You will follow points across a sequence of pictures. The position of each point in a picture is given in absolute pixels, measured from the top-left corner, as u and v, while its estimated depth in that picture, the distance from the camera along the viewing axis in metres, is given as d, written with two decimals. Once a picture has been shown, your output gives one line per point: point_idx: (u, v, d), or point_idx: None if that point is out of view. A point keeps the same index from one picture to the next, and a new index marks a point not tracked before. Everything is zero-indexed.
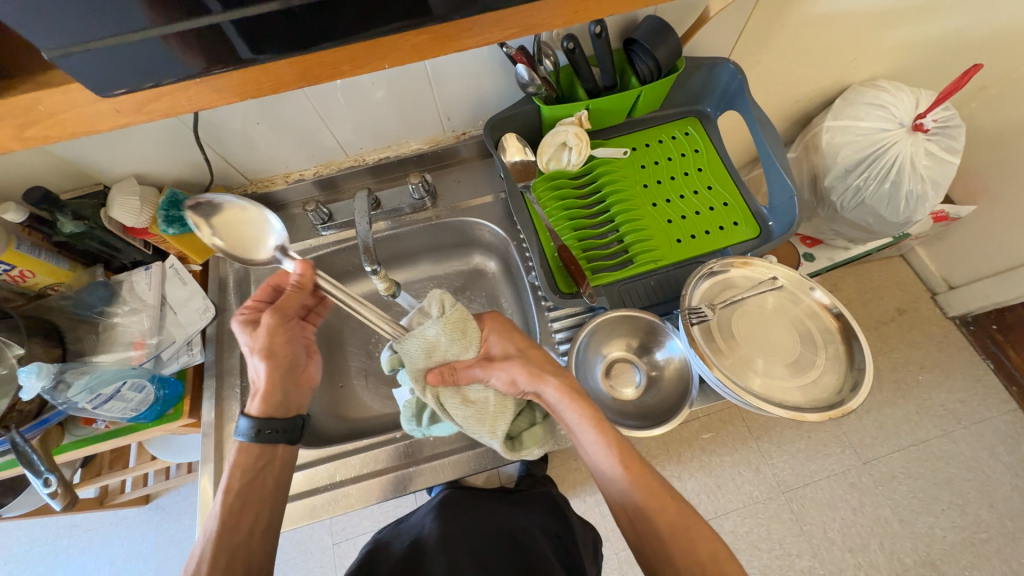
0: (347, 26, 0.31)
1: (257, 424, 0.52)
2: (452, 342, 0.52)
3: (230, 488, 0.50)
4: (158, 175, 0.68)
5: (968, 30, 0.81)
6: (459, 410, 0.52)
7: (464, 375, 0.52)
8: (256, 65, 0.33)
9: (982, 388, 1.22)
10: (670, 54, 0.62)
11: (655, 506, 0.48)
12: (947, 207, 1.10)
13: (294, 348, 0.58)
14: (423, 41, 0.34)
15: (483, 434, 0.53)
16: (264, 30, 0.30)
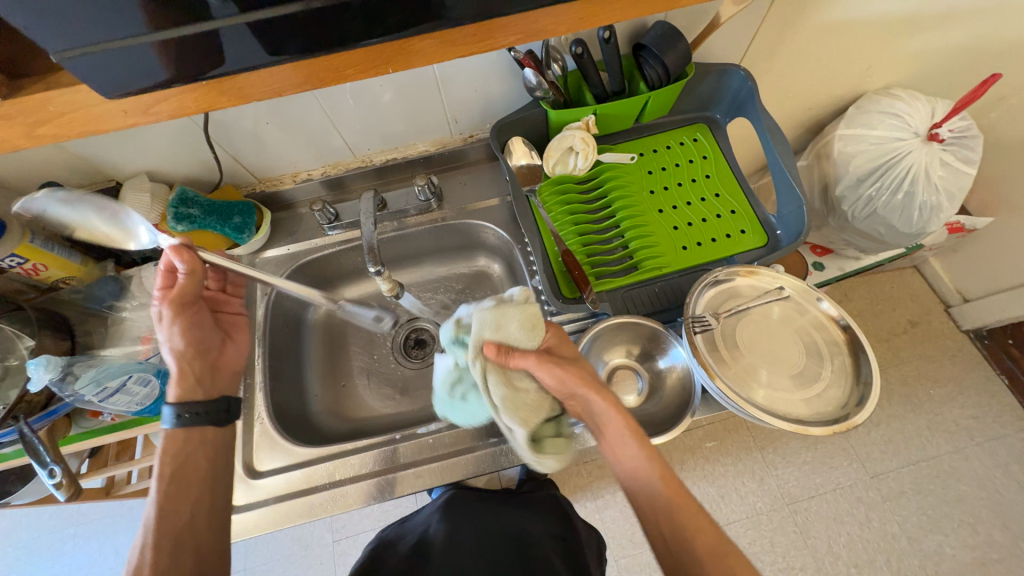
0: (350, 31, 0.31)
1: (179, 407, 0.52)
2: (523, 329, 0.51)
3: (166, 474, 0.49)
4: (169, 173, 0.69)
5: (987, 40, 0.79)
6: (496, 386, 0.48)
7: (517, 360, 0.50)
8: (266, 68, 0.33)
9: (996, 404, 1.19)
10: (679, 60, 0.61)
11: (692, 524, 0.46)
12: (963, 218, 1.08)
13: (203, 332, 0.58)
14: (427, 46, 0.34)
15: (512, 420, 0.48)
16: (273, 34, 0.30)
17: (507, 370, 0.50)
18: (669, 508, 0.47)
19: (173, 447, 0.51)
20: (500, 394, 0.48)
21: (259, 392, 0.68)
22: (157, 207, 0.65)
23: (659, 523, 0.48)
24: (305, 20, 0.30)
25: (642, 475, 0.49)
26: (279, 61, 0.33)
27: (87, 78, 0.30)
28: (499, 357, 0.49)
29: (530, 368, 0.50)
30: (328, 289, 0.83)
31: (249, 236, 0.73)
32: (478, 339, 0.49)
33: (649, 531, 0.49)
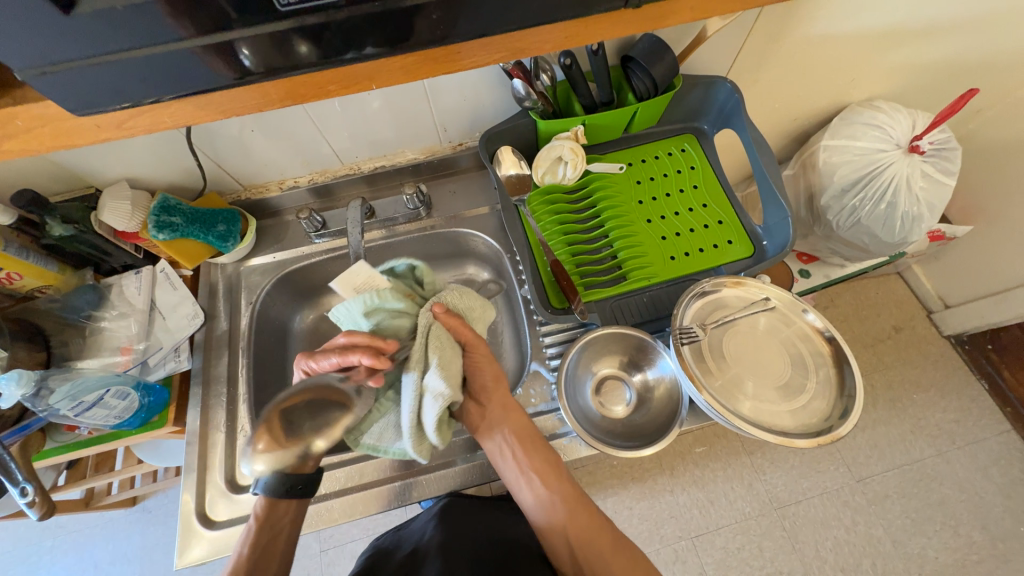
0: (330, 49, 0.31)
1: (284, 480, 0.51)
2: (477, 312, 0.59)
3: (257, 545, 0.52)
4: (150, 179, 0.68)
5: (965, 55, 0.81)
6: (434, 343, 0.52)
7: (459, 331, 0.56)
8: (249, 83, 0.32)
9: (977, 409, 1.21)
10: (666, 72, 0.62)
11: (591, 522, 0.55)
12: (944, 226, 1.11)
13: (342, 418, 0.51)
14: (411, 63, 0.34)
15: (438, 381, 0.49)
16: (255, 50, 0.30)
17: (447, 336, 0.55)
18: (573, 514, 0.56)
19: (261, 520, 0.52)
20: (435, 348, 0.52)
21: (242, 403, 0.67)
22: (138, 215, 0.63)
23: (565, 526, 0.56)
24: (288, 38, 0.29)
25: (548, 483, 0.57)
26: (263, 77, 0.32)
27: (62, 93, 0.29)
28: (445, 318, 0.55)
29: (468, 342, 0.57)
30: (314, 298, 0.82)
31: (234, 244, 0.71)
32: (434, 301, 0.56)
33: (554, 539, 0.56)
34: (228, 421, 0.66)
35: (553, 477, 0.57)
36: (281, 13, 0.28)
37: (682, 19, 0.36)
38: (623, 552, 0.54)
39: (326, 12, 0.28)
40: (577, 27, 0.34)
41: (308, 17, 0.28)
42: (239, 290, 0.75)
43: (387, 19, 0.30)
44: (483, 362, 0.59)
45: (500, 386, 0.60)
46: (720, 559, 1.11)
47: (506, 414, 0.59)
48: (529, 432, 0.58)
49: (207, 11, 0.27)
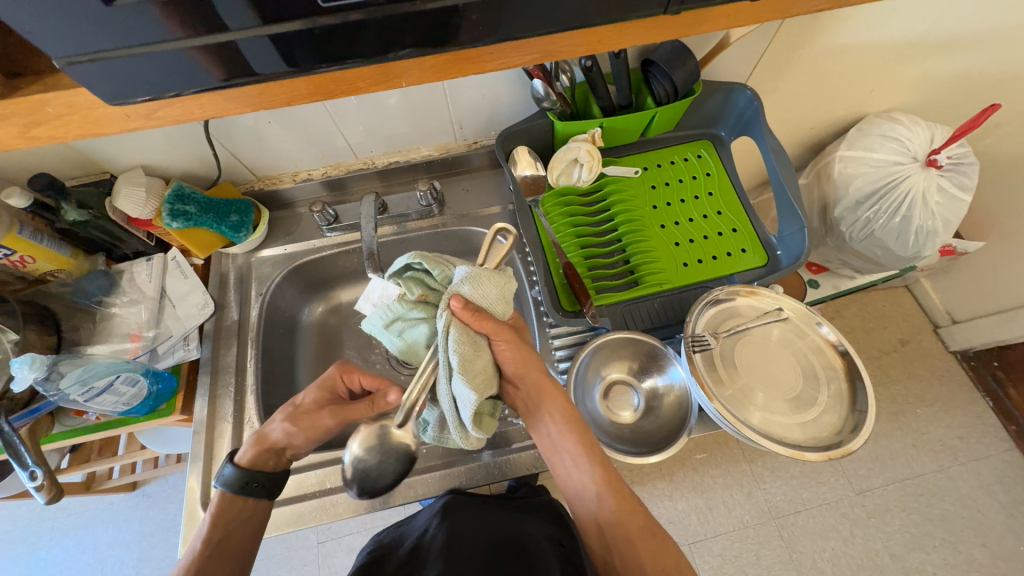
0: (366, 47, 0.31)
1: (244, 476, 0.51)
2: (500, 300, 0.51)
3: (215, 537, 0.49)
4: (165, 167, 0.68)
5: (986, 69, 0.81)
6: (459, 344, 0.47)
7: (484, 326, 0.50)
8: (280, 79, 0.32)
9: (981, 425, 1.21)
10: (688, 76, 0.61)
11: (625, 506, 0.54)
12: (956, 241, 1.10)
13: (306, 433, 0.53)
14: (442, 62, 0.34)
15: (462, 383, 0.47)
16: (291, 46, 0.29)
17: (472, 333, 0.50)
18: (604, 496, 0.55)
19: (221, 509, 0.50)
20: (459, 351, 0.48)
21: (250, 394, 0.67)
22: (152, 203, 0.63)
23: (596, 509, 0.55)
24: (325, 34, 0.29)
25: (586, 468, 0.55)
26: (296, 72, 0.32)
27: (96, 81, 0.29)
28: (466, 315, 0.49)
29: (493, 336, 0.52)
30: (324, 291, 0.82)
31: (246, 235, 0.72)
32: (452, 296, 0.50)
33: (585, 518, 0.56)
34: (235, 412, 0.66)
35: (587, 463, 0.55)
36: (320, 9, 0.27)
37: (705, 28, 0.36)
38: (652, 539, 0.53)
39: (363, 10, 0.28)
40: (593, 34, 0.34)
41: (347, 14, 0.28)
42: (249, 280, 0.75)
43: (422, 19, 0.29)
44: (517, 351, 0.54)
45: (538, 372, 0.56)
46: (717, 566, 1.11)
47: (541, 396, 0.56)
48: (566, 415, 0.56)
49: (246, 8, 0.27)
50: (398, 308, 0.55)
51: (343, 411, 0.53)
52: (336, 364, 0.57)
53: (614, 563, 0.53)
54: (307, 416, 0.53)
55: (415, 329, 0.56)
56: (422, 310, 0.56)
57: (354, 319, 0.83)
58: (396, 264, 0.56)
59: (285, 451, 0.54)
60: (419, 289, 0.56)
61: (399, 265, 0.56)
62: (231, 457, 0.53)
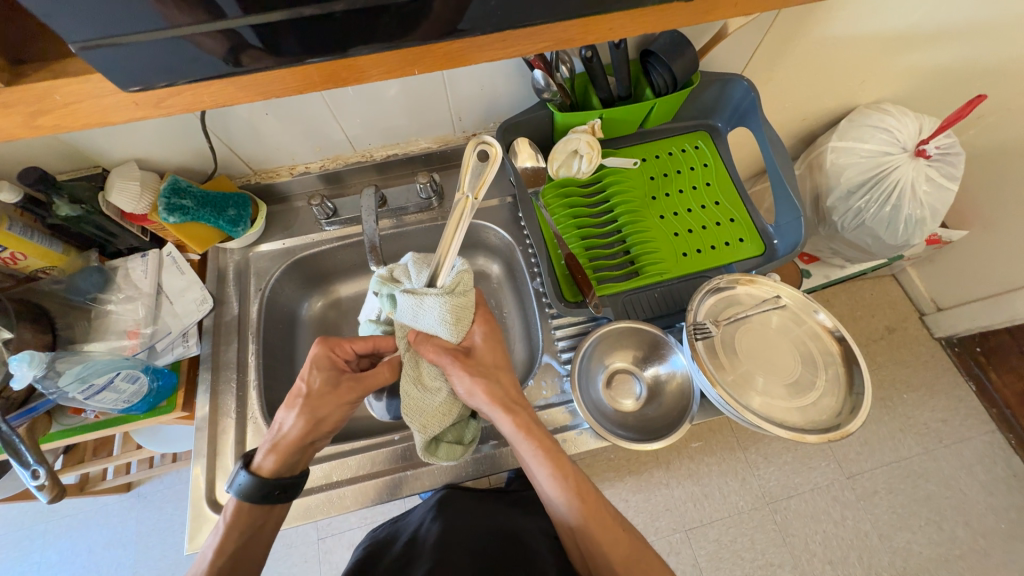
0: (382, 33, 0.31)
1: (259, 485, 0.50)
2: (449, 324, 0.53)
3: (225, 551, 0.49)
4: (160, 161, 0.66)
5: (972, 60, 0.83)
6: (407, 381, 0.53)
7: (435, 356, 0.53)
8: (292, 65, 0.32)
9: (964, 409, 1.25)
10: (686, 67, 0.62)
11: (604, 533, 0.51)
12: (941, 231, 1.13)
13: (327, 404, 0.52)
14: (455, 49, 0.34)
15: (411, 421, 0.53)
16: (305, 32, 0.29)
17: (426, 362, 0.54)
18: (580, 525, 0.52)
19: (238, 515, 0.50)
20: (409, 386, 0.53)
21: (252, 389, 0.67)
22: (147, 196, 0.62)
23: (574, 535, 0.52)
24: (341, 22, 0.29)
25: (559, 496, 0.53)
26: (309, 58, 0.31)
27: (109, 68, 0.28)
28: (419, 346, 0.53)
29: (447, 369, 0.53)
30: (323, 286, 0.82)
31: (243, 230, 0.71)
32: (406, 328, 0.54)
33: (569, 542, 0.54)
34: (238, 407, 0.65)
35: (560, 491, 0.52)
36: None
37: (698, 20, 0.36)
38: (636, 563, 0.50)
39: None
40: (590, 25, 0.34)
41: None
42: (248, 276, 0.74)
43: (440, 6, 0.29)
44: (470, 385, 0.53)
45: (498, 403, 0.53)
46: (712, 551, 1.14)
47: (503, 425, 0.54)
48: (531, 444, 0.54)
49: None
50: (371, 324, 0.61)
51: (361, 384, 0.54)
52: (319, 339, 0.54)
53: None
54: (321, 399, 0.52)
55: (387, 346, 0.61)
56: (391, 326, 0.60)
57: (354, 314, 0.83)
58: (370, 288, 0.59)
59: (310, 445, 0.53)
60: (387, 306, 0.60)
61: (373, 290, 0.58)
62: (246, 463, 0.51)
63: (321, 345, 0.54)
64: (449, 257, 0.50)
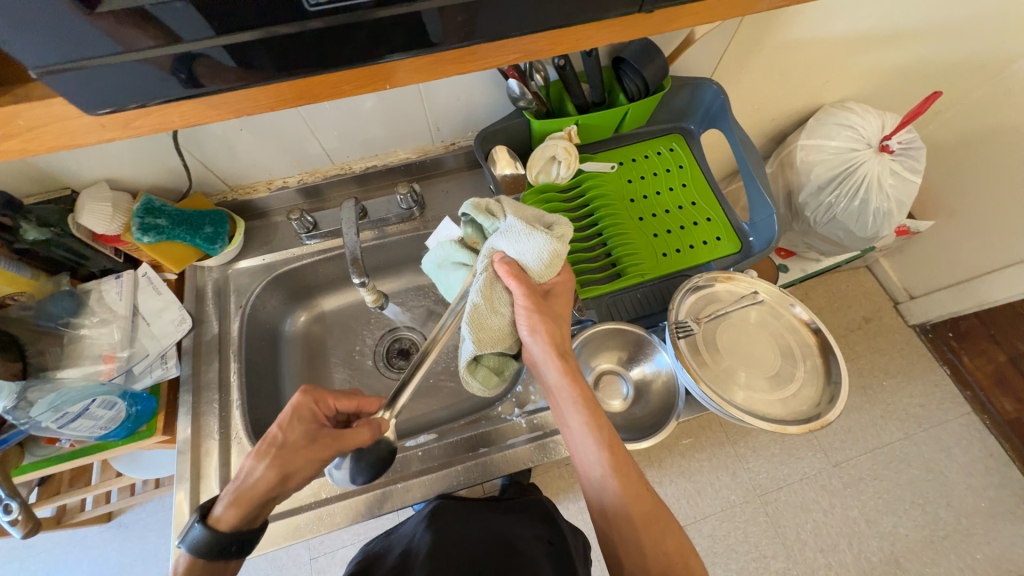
0: (352, 51, 0.31)
1: (214, 539, 0.43)
2: (540, 261, 0.51)
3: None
4: (133, 180, 0.65)
5: (925, 59, 0.87)
6: (478, 294, 0.51)
7: (515, 284, 0.51)
8: (263, 83, 0.32)
9: (940, 393, 1.30)
10: (657, 73, 0.64)
11: (631, 491, 0.49)
12: (910, 222, 1.17)
13: (298, 459, 0.48)
14: (426, 63, 0.34)
15: (467, 332, 0.51)
16: (275, 52, 0.29)
17: (501, 288, 0.53)
18: (606, 476, 0.49)
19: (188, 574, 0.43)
20: (479, 302, 0.51)
21: (236, 409, 0.65)
22: (120, 217, 0.61)
23: (600, 489, 0.50)
24: (310, 39, 0.29)
25: (590, 447, 0.50)
26: (280, 76, 0.32)
27: (74, 92, 0.28)
28: (500, 269, 0.52)
29: (515, 295, 0.52)
30: (306, 301, 0.81)
31: (221, 247, 0.69)
32: (494, 249, 0.54)
33: (589, 496, 0.52)
34: (221, 427, 0.64)
35: (593, 443, 0.50)
36: (307, 14, 0.28)
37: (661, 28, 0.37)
38: (656, 528, 0.48)
39: (351, 13, 0.28)
40: (561, 36, 0.35)
41: (335, 17, 0.28)
42: (228, 294, 0.72)
43: (406, 26, 0.30)
44: (533, 321, 0.52)
45: (553, 346, 0.52)
46: (707, 547, 1.15)
47: (549, 368, 0.53)
48: (573, 391, 0.52)
49: (230, 13, 0.27)
50: (451, 249, 0.63)
51: (339, 442, 0.50)
52: (302, 388, 0.51)
53: (614, 544, 0.49)
54: (292, 454, 0.48)
55: (459, 272, 0.63)
56: (469, 255, 0.62)
57: (339, 328, 0.82)
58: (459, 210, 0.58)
59: (274, 498, 0.48)
60: (472, 234, 0.61)
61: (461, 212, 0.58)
62: (202, 514, 0.44)
63: (302, 397, 0.51)
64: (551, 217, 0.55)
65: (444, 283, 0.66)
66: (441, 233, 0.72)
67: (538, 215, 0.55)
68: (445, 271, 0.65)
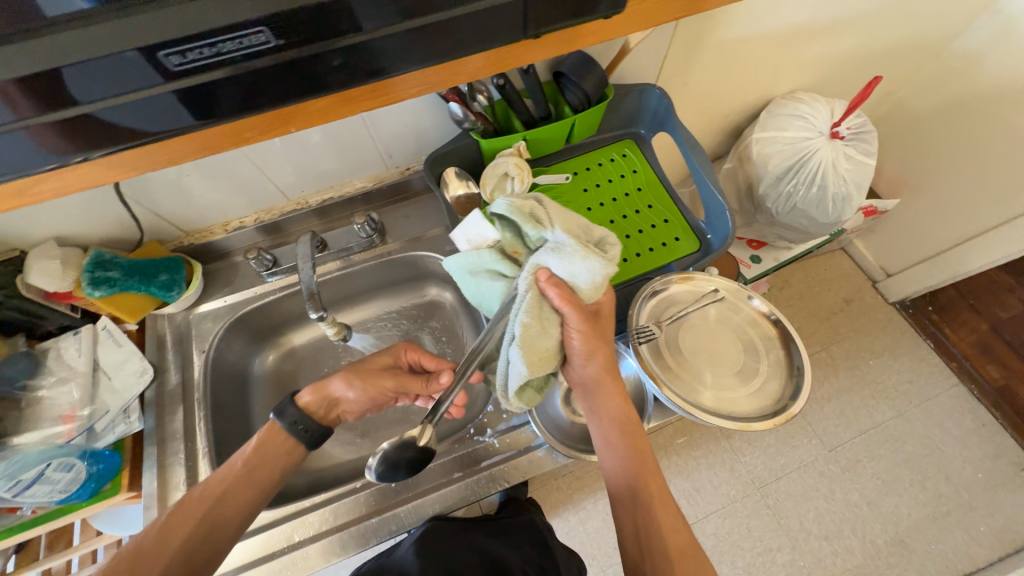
0: (235, 103, 0.32)
1: (296, 416, 0.56)
2: (591, 278, 0.49)
3: (211, 495, 0.51)
4: (83, 235, 0.65)
5: (863, 44, 0.89)
6: (527, 315, 0.49)
7: (565, 305, 0.51)
8: (165, 137, 0.33)
9: (927, 367, 1.30)
10: (597, 84, 0.65)
11: (667, 517, 0.51)
12: (875, 201, 1.18)
13: (375, 386, 0.62)
14: (329, 103, 0.35)
15: (518, 356, 0.50)
16: (169, 108, 0.31)
17: (550, 308, 0.52)
18: (647, 497, 0.52)
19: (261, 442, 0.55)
20: (530, 322, 0.50)
21: (203, 458, 0.64)
22: (70, 273, 0.61)
23: (636, 515, 0.51)
24: (191, 95, 0.31)
25: (633, 470, 0.54)
26: (177, 129, 0.33)
27: None
28: (546, 287, 0.50)
29: (569, 318, 0.52)
30: (273, 338, 0.80)
31: (179, 293, 0.69)
32: (538, 265, 0.51)
33: (621, 518, 0.53)
34: (188, 480, 0.62)
35: (635, 464, 0.54)
36: (179, 72, 0.29)
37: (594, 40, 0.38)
38: (690, 563, 0.48)
39: (230, 66, 0.29)
40: (447, 67, 0.36)
41: (204, 73, 0.29)
42: (189, 341, 0.72)
43: (287, 70, 0.31)
44: (589, 346, 0.55)
45: (607, 369, 0.57)
46: (712, 546, 1.13)
47: (599, 390, 0.57)
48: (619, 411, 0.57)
49: (104, 79, 0.28)
50: (488, 257, 0.56)
51: (406, 382, 0.64)
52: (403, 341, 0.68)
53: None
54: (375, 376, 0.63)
55: (495, 283, 0.57)
56: (509, 266, 0.56)
57: (310, 362, 0.81)
58: (492, 208, 0.52)
59: (338, 404, 0.61)
60: (511, 240, 0.55)
61: (494, 211, 0.53)
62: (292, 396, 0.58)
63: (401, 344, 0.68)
64: (601, 232, 0.52)
65: (475, 292, 0.60)
66: (471, 225, 0.58)
67: (586, 227, 0.52)
68: (476, 279, 0.58)
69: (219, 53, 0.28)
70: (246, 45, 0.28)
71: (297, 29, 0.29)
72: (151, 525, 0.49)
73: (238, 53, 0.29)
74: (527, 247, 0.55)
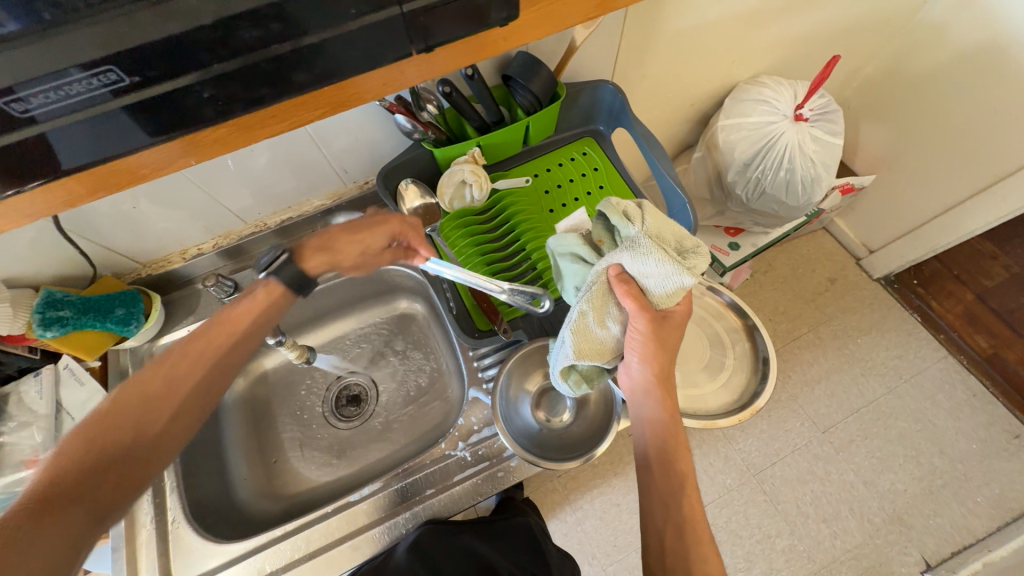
0: (120, 140, 0.31)
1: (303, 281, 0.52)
2: (665, 282, 0.47)
3: (223, 338, 0.47)
4: (31, 276, 0.63)
5: (820, 24, 0.88)
6: (588, 302, 0.49)
7: (626, 300, 0.48)
8: (46, 183, 0.32)
9: (915, 341, 1.30)
10: (545, 85, 0.64)
11: (702, 549, 0.45)
12: (851, 178, 1.17)
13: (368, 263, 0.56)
14: (227, 132, 0.35)
15: (569, 338, 0.50)
16: (35, 157, 0.30)
17: (613, 301, 0.50)
18: (681, 521, 0.47)
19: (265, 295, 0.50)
20: (587, 312, 0.49)
21: (172, 493, 0.63)
22: (22, 316, 0.59)
23: (664, 535, 0.47)
24: (64, 138, 0.29)
25: (670, 489, 0.48)
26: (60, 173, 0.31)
27: None
28: (615, 284, 0.48)
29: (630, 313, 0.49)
30: None
31: (138, 326, 0.68)
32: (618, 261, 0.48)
33: (648, 532, 0.48)
34: (154, 516, 0.62)
35: (675, 484, 0.49)
36: (30, 119, 0.28)
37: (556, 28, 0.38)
38: None
39: (89, 110, 0.28)
40: (357, 85, 0.35)
41: (57, 120, 0.28)
42: None
43: (164, 107, 0.30)
44: (646, 349, 0.50)
45: (660, 377, 0.51)
46: None
47: (648, 398, 0.52)
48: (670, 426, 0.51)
49: None
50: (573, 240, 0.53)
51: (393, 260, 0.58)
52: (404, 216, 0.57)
53: None
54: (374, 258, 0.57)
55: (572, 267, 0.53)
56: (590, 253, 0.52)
57: (282, 387, 0.80)
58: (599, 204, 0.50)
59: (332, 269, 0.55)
60: (602, 231, 0.52)
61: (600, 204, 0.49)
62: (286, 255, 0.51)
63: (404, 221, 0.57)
64: (695, 251, 0.49)
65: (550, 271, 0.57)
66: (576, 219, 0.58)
67: (680, 237, 0.49)
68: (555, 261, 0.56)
69: (68, 96, 0.27)
70: (100, 84, 0.27)
71: (156, 64, 0.28)
72: (158, 364, 0.44)
73: (93, 95, 0.28)
74: (614, 241, 0.52)
